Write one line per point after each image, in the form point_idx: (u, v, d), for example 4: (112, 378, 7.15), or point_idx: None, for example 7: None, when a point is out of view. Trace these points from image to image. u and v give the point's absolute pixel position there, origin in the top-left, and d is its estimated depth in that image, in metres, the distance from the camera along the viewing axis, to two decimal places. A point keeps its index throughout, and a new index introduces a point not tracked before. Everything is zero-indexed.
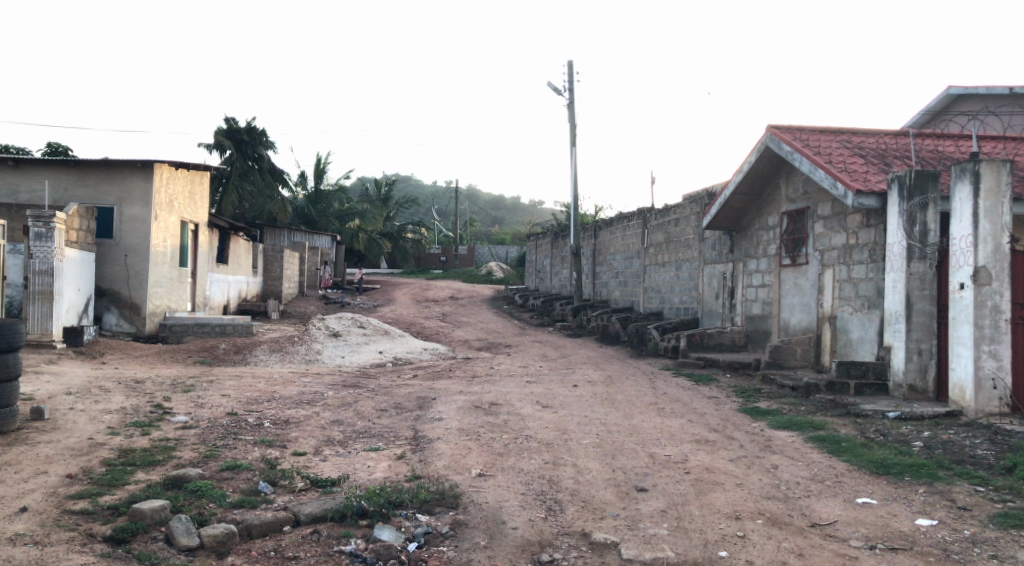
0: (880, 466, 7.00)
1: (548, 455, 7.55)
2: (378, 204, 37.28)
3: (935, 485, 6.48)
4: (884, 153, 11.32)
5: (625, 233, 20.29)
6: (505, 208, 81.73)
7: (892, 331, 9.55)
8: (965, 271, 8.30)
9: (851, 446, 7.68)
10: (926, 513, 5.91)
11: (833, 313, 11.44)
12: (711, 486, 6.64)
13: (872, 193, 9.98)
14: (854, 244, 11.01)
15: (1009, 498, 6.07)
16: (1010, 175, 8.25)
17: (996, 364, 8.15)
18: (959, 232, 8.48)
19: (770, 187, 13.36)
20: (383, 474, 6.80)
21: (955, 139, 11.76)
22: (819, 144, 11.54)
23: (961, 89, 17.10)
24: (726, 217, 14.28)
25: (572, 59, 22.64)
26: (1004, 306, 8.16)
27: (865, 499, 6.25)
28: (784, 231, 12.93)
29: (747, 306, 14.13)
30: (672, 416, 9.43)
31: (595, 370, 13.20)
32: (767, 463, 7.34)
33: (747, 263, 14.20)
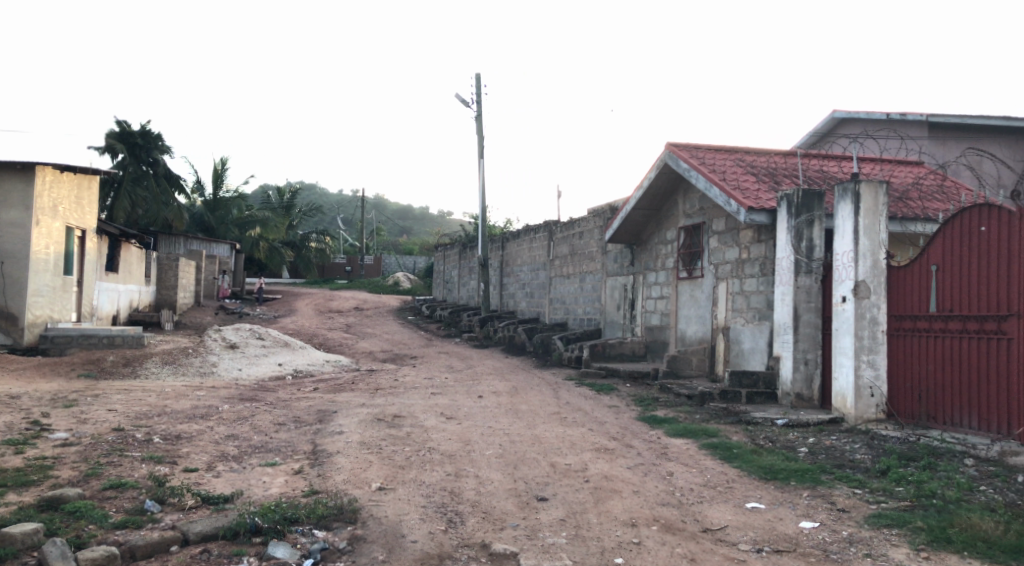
0: (768, 472, 7.30)
1: (450, 467, 7.54)
2: (281, 211, 36.47)
3: (818, 489, 6.81)
4: (774, 172, 11.84)
5: (531, 245, 20.51)
6: (413, 217, 81.03)
7: (781, 342, 9.99)
8: (847, 285, 8.78)
9: (742, 452, 7.98)
10: (809, 516, 6.20)
11: (726, 324, 11.86)
12: (609, 494, 6.77)
13: (762, 209, 10.41)
14: (746, 258, 11.46)
15: (883, 499, 6.43)
16: (887, 195, 8.75)
17: (874, 373, 8.63)
18: (842, 247, 8.95)
19: (669, 203, 13.79)
20: (279, 490, 6.66)
21: (838, 161, 12.43)
22: (714, 162, 11.98)
23: (845, 113, 18.15)
24: (627, 231, 14.65)
25: (479, 72, 22.84)
26: (881, 319, 8.67)
27: (754, 504, 6.51)
28: (681, 245, 13.36)
29: (646, 317, 14.51)
30: (573, 426, 9.57)
31: (500, 381, 13.24)
32: (663, 470, 7.55)
33: (647, 276, 14.60)
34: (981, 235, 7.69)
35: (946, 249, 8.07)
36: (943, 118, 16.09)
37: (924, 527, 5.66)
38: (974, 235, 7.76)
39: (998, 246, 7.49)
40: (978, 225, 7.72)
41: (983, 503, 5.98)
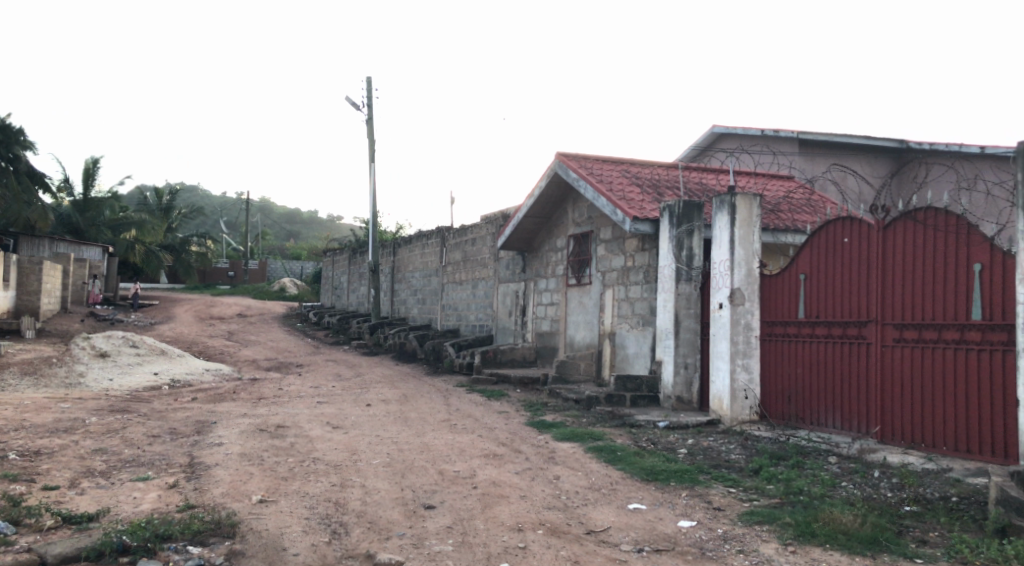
0: (649, 473, 7.51)
1: (335, 477, 7.40)
2: (159, 214, 34.99)
3: (696, 489, 7.05)
4: (657, 183, 12.23)
5: (423, 251, 20.43)
6: (302, 221, 79.12)
7: (662, 346, 10.31)
8: (724, 292, 9.16)
9: (626, 455, 8.17)
10: (687, 515, 6.42)
11: (612, 329, 12.14)
12: (496, 500, 6.81)
13: (646, 219, 10.71)
14: (631, 266, 11.76)
15: (754, 497, 6.72)
16: (760, 207, 9.16)
17: (748, 376, 9.06)
18: (719, 256, 9.32)
19: (559, 211, 14.02)
20: (151, 506, 6.36)
21: (717, 174, 12.96)
22: (602, 173, 12.26)
23: (723, 128, 18.98)
24: (518, 238, 14.80)
25: (370, 76, 22.61)
26: (754, 324, 9.12)
27: (635, 505, 6.68)
28: (570, 253, 13.59)
29: (537, 323, 14.69)
30: (462, 433, 9.56)
31: (389, 389, 13.09)
32: (549, 474, 7.65)
33: (538, 282, 14.78)
34: (844, 246, 8.17)
35: (813, 259, 8.54)
36: (812, 135, 17.06)
37: (791, 522, 5.94)
38: (838, 246, 8.24)
39: (858, 256, 7.98)
40: (841, 236, 8.21)
41: (843, 497, 6.34)
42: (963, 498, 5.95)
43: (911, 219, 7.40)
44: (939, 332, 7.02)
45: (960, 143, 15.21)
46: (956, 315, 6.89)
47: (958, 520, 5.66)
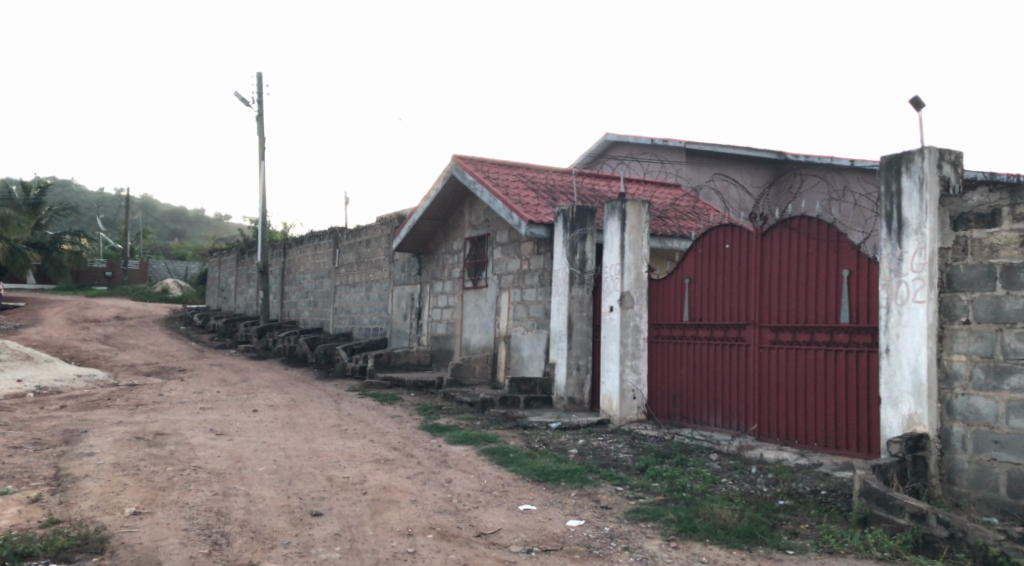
0: (540, 473, 7.56)
1: (217, 486, 7.12)
2: (26, 210, 32.92)
3: (585, 488, 7.15)
4: (552, 189, 12.37)
5: (315, 253, 19.98)
6: (187, 220, 76.16)
7: (555, 349, 10.44)
8: (615, 295, 9.36)
9: (518, 456, 8.21)
10: (576, 514, 6.49)
11: (508, 332, 12.20)
12: (386, 505, 6.71)
13: (541, 223, 10.82)
14: (526, 270, 11.84)
15: (640, 494, 6.88)
16: (649, 214, 9.40)
17: (636, 377, 9.31)
18: (610, 261, 9.52)
19: (455, 214, 13.99)
20: (10, 522, 5.94)
21: (609, 180, 13.24)
22: (498, 176, 12.31)
23: (615, 136, 19.46)
24: (414, 240, 14.67)
25: (261, 72, 21.99)
26: (642, 327, 9.37)
27: (526, 506, 6.71)
28: (466, 256, 13.57)
29: (432, 326, 14.61)
30: (353, 438, 9.39)
31: (278, 394, 12.73)
32: (441, 478, 7.59)
33: (433, 285, 14.71)
34: (725, 252, 8.47)
35: (697, 264, 8.83)
36: (697, 145, 17.70)
37: (674, 519, 6.10)
38: (720, 252, 8.55)
39: (739, 262, 8.29)
40: (723, 243, 8.51)
41: (723, 493, 6.56)
42: (831, 491, 6.26)
43: (788, 227, 7.73)
44: (812, 334, 7.37)
45: (833, 156, 16.11)
46: (826, 318, 7.25)
47: (827, 512, 5.95)
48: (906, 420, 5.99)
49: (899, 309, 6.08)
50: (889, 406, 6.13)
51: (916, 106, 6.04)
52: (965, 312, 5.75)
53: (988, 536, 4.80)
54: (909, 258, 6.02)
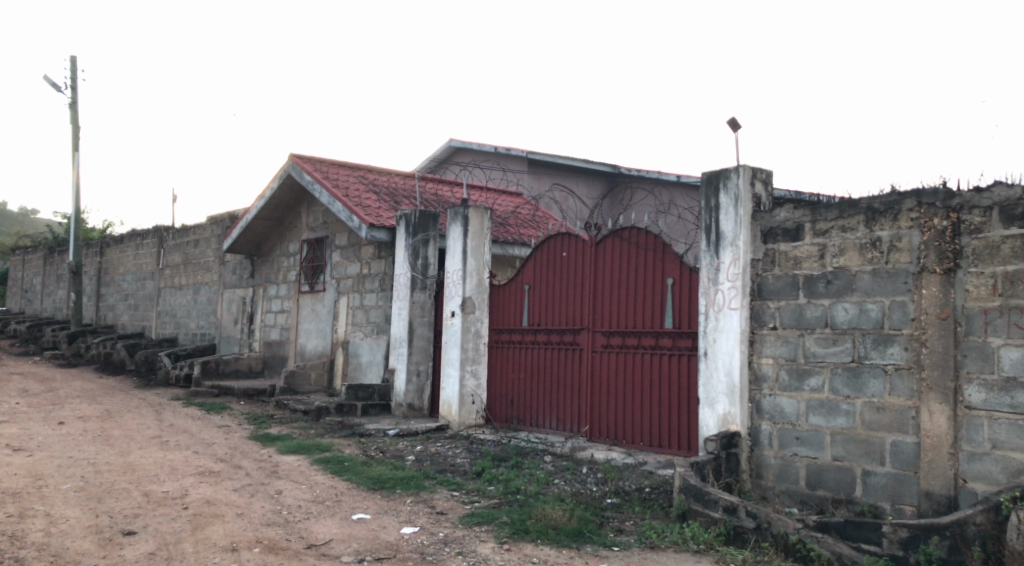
0: (375, 482, 7.44)
1: (13, 507, 6.50)
2: None
3: (421, 494, 7.11)
4: (393, 192, 12.25)
5: (137, 252, 18.75)
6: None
7: (395, 354, 10.33)
8: (456, 301, 9.40)
9: (353, 464, 8.05)
10: (410, 521, 6.43)
11: (346, 338, 11.95)
12: (209, 520, 6.38)
13: (383, 227, 10.68)
14: (366, 274, 11.64)
15: (476, 498, 6.91)
16: (491, 220, 9.51)
17: (475, 382, 9.41)
18: (452, 266, 9.55)
19: (292, 214, 13.56)
20: None
21: (451, 186, 13.29)
22: (337, 177, 12.06)
23: (459, 142, 19.63)
24: (247, 240, 14.08)
25: (75, 56, 20.38)
26: (482, 332, 9.48)
27: (359, 515, 6.57)
28: (304, 258, 13.16)
29: (265, 331, 14.08)
30: (174, 450, 8.86)
31: (89, 404, 11.80)
32: (270, 489, 7.31)
33: (267, 288, 14.18)
34: (562, 259, 8.71)
35: (536, 271, 9.04)
36: (537, 155, 18.14)
37: (507, 522, 6.18)
38: (557, 260, 8.78)
39: (573, 269, 8.55)
40: (560, 251, 8.76)
41: (555, 494, 6.72)
42: (654, 488, 6.57)
43: (620, 236, 8.03)
44: (640, 339, 7.71)
45: (662, 171, 16.96)
46: (653, 323, 7.60)
47: (650, 509, 6.24)
48: (721, 419, 6.42)
49: (716, 315, 6.52)
50: (707, 406, 6.57)
51: (734, 127, 6.48)
52: (773, 318, 6.19)
53: (788, 524, 5.15)
54: (725, 268, 6.46)
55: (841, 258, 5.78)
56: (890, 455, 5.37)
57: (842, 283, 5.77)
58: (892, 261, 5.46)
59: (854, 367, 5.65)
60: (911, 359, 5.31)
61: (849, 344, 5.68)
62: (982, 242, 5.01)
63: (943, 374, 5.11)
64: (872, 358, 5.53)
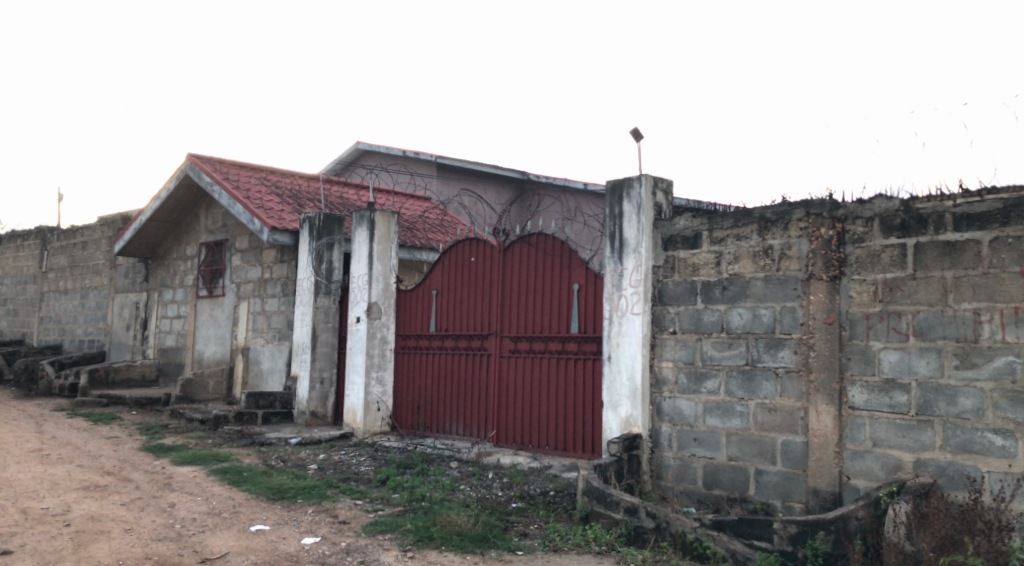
0: (276, 492, 7.26)
1: None
2: None
3: (323, 503, 6.97)
4: (297, 194, 12.01)
5: (18, 255, 17.71)
6: None
7: (298, 361, 10.12)
8: (362, 306, 9.28)
9: (252, 475, 7.82)
10: (312, 531, 6.29)
11: (246, 344, 11.63)
12: (94, 537, 6.08)
13: (285, 230, 10.44)
14: (268, 278, 11.35)
15: (380, 506, 6.83)
16: (398, 225, 9.44)
17: (381, 389, 9.31)
18: (358, 271, 9.43)
19: (189, 216, 13.11)
20: None
21: (357, 189, 13.12)
22: (238, 179, 11.73)
23: (366, 145, 19.40)
24: (140, 243, 13.52)
25: None
26: (389, 338, 9.39)
27: (257, 526, 6.39)
28: (202, 262, 12.73)
29: (160, 338, 13.55)
30: (57, 464, 8.40)
31: None
32: (162, 503, 7.03)
33: (162, 293, 13.65)
34: (470, 264, 8.73)
35: (443, 276, 9.03)
36: (445, 160, 18.10)
37: (412, 529, 6.13)
38: (465, 264, 8.79)
39: (480, 275, 8.58)
40: (468, 256, 8.77)
41: (461, 500, 6.71)
42: (559, 491, 6.65)
43: (527, 242, 8.10)
44: (546, 343, 7.79)
45: (568, 178, 17.18)
46: (559, 328, 7.69)
47: (554, 512, 6.31)
48: (623, 421, 6.56)
49: (619, 320, 6.66)
50: (610, 410, 6.70)
51: (637, 137, 6.64)
52: (672, 323, 6.37)
53: (686, 523, 5.30)
54: (628, 274, 6.61)
55: (736, 265, 5.99)
56: (781, 455, 5.60)
57: (736, 289, 5.98)
58: (783, 268, 5.71)
59: (748, 369, 5.86)
60: (800, 361, 5.55)
61: (743, 347, 5.90)
62: (864, 250, 5.30)
63: (829, 376, 5.37)
64: (764, 360, 5.76)
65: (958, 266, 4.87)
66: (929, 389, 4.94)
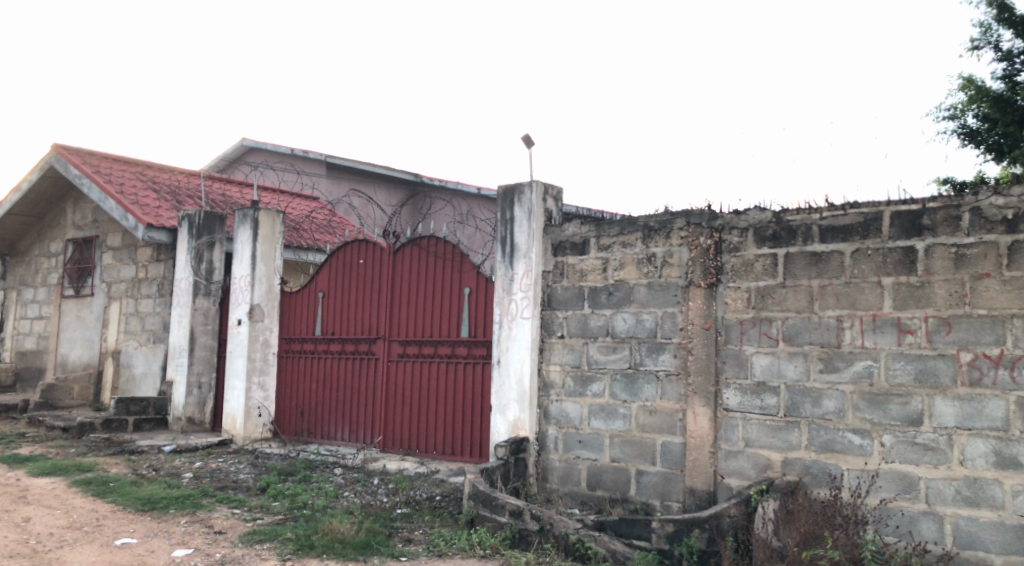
0: (145, 502, 6.92)
1: None
2: None
3: (197, 513, 6.69)
4: (176, 190, 11.52)
5: None
6: None
7: (174, 365, 9.70)
8: (243, 308, 8.99)
9: (119, 485, 7.43)
10: (183, 543, 6.03)
11: (117, 347, 11.05)
12: None
13: (162, 227, 10.00)
14: (143, 278, 10.82)
15: (258, 515, 6.62)
16: (283, 225, 9.21)
17: (263, 394, 9.04)
18: (240, 271, 9.13)
19: (55, 210, 12.35)
20: None
21: (241, 187, 12.70)
22: (111, 172, 11.15)
23: (253, 142, 18.82)
24: None
25: None
26: (272, 341, 9.13)
27: (123, 540, 6.07)
28: (68, 260, 12.01)
29: (19, 340, 12.70)
30: None
31: None
32: (16, 517, 6.58)
33: (23, 292, 12.80)
34: (359, 267, 8.59)
35: (329, 278, 8.85)
36: (335, 160, 17.77)
37: (292, 537, 5.97)
38: (353, 267, 8.64)
39: (369, 277, 8.47)
40: (356, 258, 8.63)
41: (344, 507, 6.59)
42: (445, 496, 6.64)
43: (417, 245, 8.05)
44: (435, 347, 7.75)
45: (462, 182, 17.18)
46: (449, 332, 7.67)
47: (439, 517, 6.29)
48: (511, 424, 6.61)
49: (509, 324, 6.71)
50: (498, 413, 6.74)
51: (528, 143, 6.70)
52: (560, 327, 6.46)
53: (569, 525, 5.39)
54: (518, 279, 6.67)
55: (621, 271, 6.14)
56: (661, 455, 5.76)
57: (621, 294, 6.12)
58: (665, 275, 5.89)
59: (631, 372, 6.01)
60: (679, 365, 5.74)
61: (627, 352, 6.04)
62: (739, 259, 5.54)
63: (706, 379, 5.57)
64: (646, 364, 5.92)
65: (823, 276, 5.15)
66: (796, 391, 5.20)
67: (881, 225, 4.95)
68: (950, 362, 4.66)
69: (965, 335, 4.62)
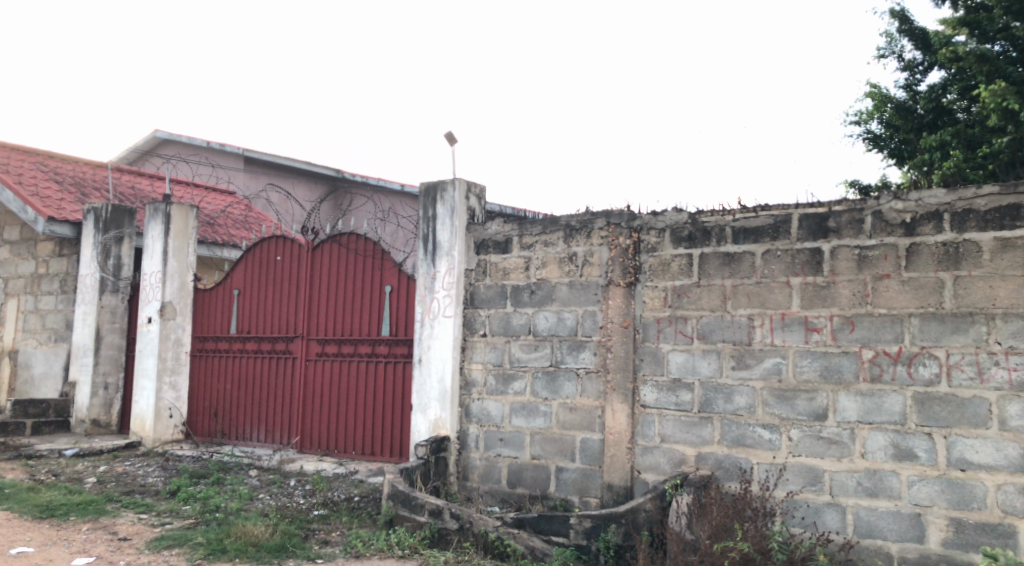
0: (44, 509, 6.61)
1: None
2: None
3: (100, 520, 6.43)
4: (81, 183, 11.04)
5: None
6: None
7: (78, 365, 9.29)
8: (153, 305, 8.69)
9: (15, 491, 7.08)
10: (84, 551, 5.78)
11: (15, 346, 10.53)
12: None
13: (65, 221, 9.57)
14: (44, 274, 10.33)
15: (167, 520, 6.41)
16: (196, 220, 8.96)
17: (174, 395, 8.76)
18: (150, 267, 8.83)
19: None
20: None
21: (152, 180, 12.25)
22: (9, 163, 10.61)
23: (167, 134, 18.20)
24: None
25: None
26: (184, 340, 8.85)
27: (19, 549, 5.78)
28: None
29: None
30: None
31: None
32: None
33: None
34: (276, 263, 8.40)
35: (245, 275, 8.63)
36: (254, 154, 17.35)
37: (203, 542, 5.80)
38: (270, 263, 8.45)
39: (286, 274, 8.29)
40: (273, 255, 8.44)
41: (258, 509, 6.44)
42: (363, 496, 6.57)
43: (337, 242, 7.92)
44: (355, 346, 7.65)
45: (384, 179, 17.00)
46: (368, 330, 7.58)
47: (356, 518, 6.20)
48: (432, 424, 6.56)
49: (430, 323, 6.67)
50: (419, 412, 6.68)
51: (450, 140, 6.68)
52: (482, 325, 6.46)
53: (488, 523, 5.39)
54: (440, 277, 6.64)
55: (543, 270, 6.17)
56: (580, 452, 5.83)
57: (543, 293, 6.16)
58: (585, 274, 5.95)
59: (551, 370, 6.05)
60: (598, 363, 5.81)
61: (548, 349, 6.08)
62: (656, 259, 5.64)
63: (624, 376, 5.66)
64: (566, 362, 5.97)
65: (736, 275, 5.29)
66: (710, 388, 5.32)
67: (791, 227, 5.11)
68: (853, 359, 4.85)
69: (866, 333, 4.82)
